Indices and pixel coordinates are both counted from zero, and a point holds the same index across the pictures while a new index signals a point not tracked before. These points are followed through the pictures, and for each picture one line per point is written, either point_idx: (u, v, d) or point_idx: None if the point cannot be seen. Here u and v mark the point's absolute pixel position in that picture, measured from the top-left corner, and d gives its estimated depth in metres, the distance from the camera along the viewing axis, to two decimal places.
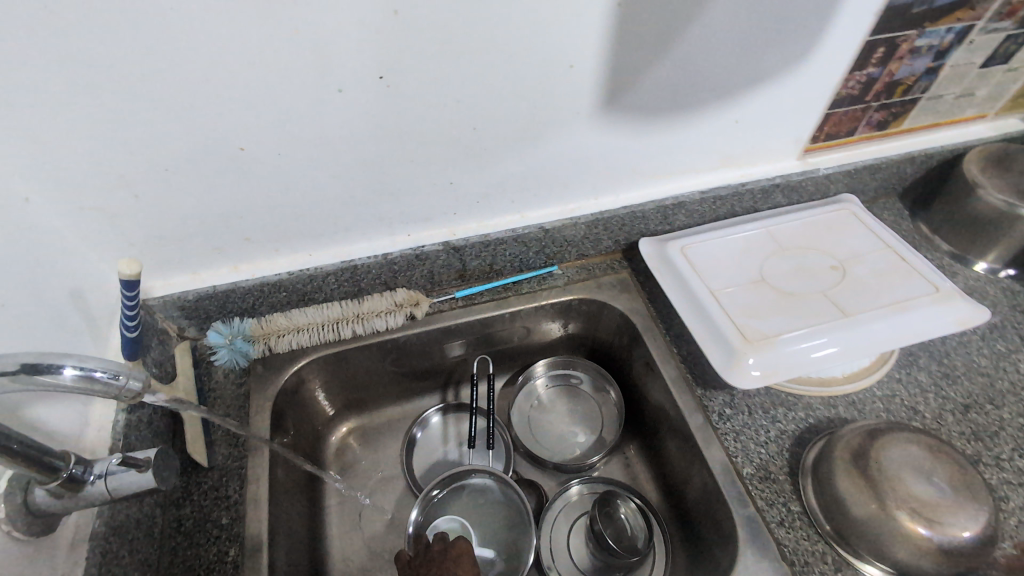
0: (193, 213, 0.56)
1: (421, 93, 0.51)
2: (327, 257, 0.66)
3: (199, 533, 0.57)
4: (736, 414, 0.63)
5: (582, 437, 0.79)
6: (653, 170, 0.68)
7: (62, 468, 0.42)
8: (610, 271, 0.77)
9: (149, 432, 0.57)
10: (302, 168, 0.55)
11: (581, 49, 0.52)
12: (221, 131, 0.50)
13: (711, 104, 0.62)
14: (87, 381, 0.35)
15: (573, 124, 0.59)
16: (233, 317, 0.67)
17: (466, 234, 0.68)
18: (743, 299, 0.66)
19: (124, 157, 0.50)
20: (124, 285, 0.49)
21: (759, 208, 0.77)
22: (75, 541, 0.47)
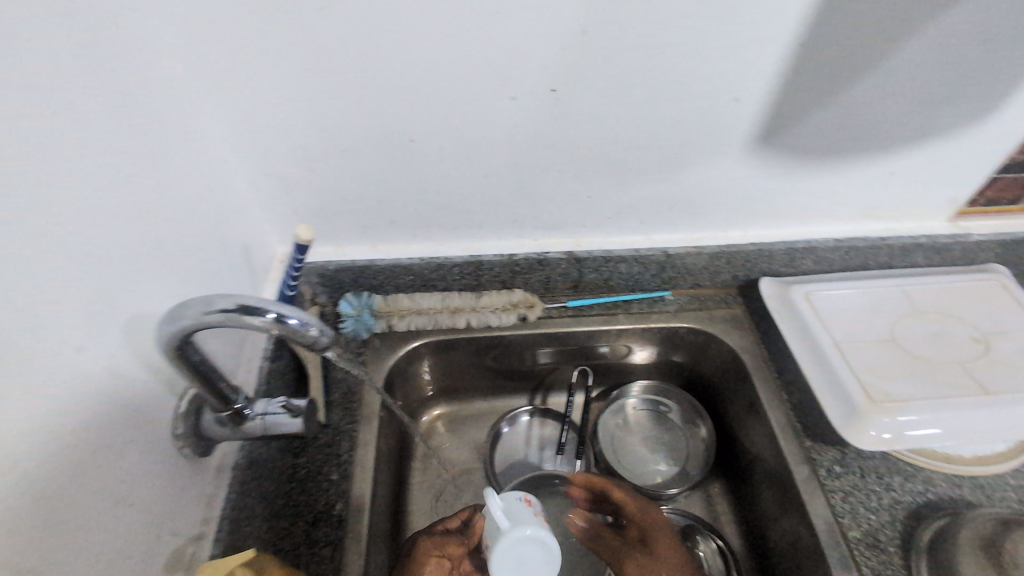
0: (355, 192, 0.62)
1: (586, 109, 0.54)
2: (458, 249, 0.70)
3: (311, 483, 0.62)
4: (846, 474, 0.61)
5: (664, 467, 0.77)
6: (790, 211, 0.67)
7: (235, 401, 0.47)
8: (724, 305, 0.76)
9: (281, 383, 0.63)
10: (459, 165, 0.59)
11: (750, 85, 0.53)
12: (399, 122, 0.55)
13: (869, 153, 0.60)
14: (282, 326, 0.38)
15: (723, 156, 0.59)
16: (363, 291, 0.72)
17: (590, 246, 0.70)
18: (871, 357, 0.63)
19: (312, 135, 0.56)
20: (297, 248, 0.54)
21: (894, 266, 0.74)
22: (221, 467, 0.53)
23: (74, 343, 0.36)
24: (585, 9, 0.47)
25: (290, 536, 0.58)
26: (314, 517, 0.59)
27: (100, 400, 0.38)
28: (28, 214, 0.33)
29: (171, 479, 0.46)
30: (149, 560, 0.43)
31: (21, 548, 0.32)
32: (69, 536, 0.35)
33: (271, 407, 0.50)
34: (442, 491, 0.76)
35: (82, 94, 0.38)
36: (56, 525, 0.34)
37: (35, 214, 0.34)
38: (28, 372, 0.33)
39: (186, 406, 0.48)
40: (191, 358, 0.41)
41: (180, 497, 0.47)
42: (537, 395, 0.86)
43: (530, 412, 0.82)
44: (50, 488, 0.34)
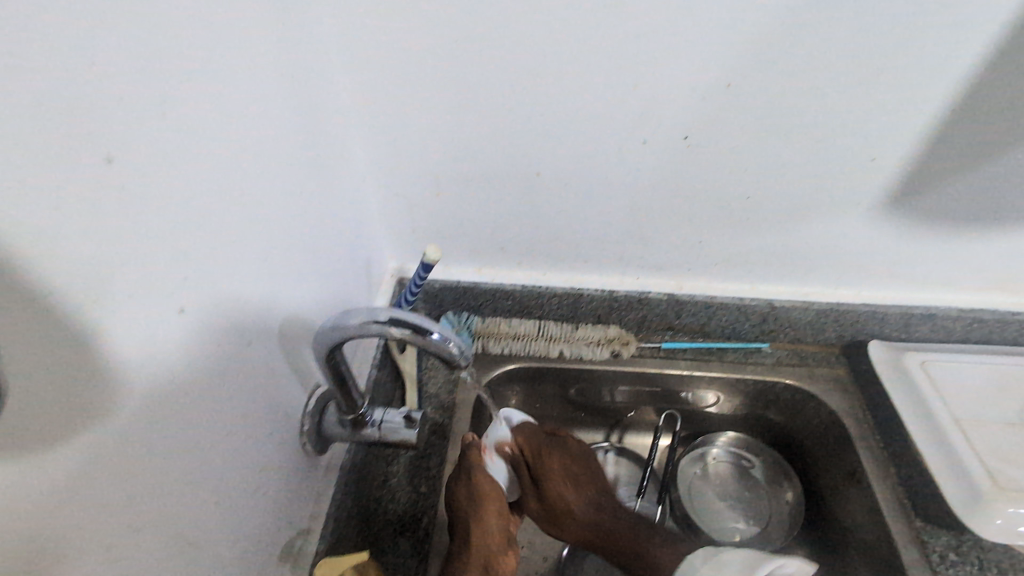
0: (473, 217, 0.65)
1: (715, 157, 0.55)
2: (560, 280, 0.71)
3: (400, 492, 0.63)
4: (963, 564, 0.56)
5: (744, 525, 0.73)
6: (911, 274, 0.65)
7: (359, 405, 0.50)
8: (825, 364, 0.74)
9: (382, 391, 0.66)
10: (578, 200, 0.61)
11: (890, 146, 0.52)
12: (529, 157, 0.58)
13: (1011, 225, 0.58)
14: (425, 341, 0.40)
15: (847, 214, 0.59)
16: (462, 311, 0.75)
17: (692, 290, 0.70)
18: (996, 438, 0.59)
19: (445, 162, 0.59)
20: (424, 266, 0.57)
21: (1020, 343, 0.69)
22: (330, 467, 0.56)
23: (243, 336, 0.40)
24: (731, 64, 0.48)
25: (379, 540, 0.60)
26: (401, 526, 0.61)
27: (252, 391, 0.42)
28: (230, 221, 0.37)
29: (293, 472, 0.49)
30: (269, 546, 0.46)
31: (182, 517, 0.35)
32: (215, 512, 0.38)
33: (389, 415, 0.53)
34: None
35: (276, 117, 0.43)
36: (208, 501, 0.38)
37: (233, 221, 0.38)
38: (210, 359, 0.37)
39: (314, 404, 0.52)
40: (336, 361, 0.44)
41: (298, 490, 0.50)
42: (614, 432, 0.83)
43: (606, 449, 0.79)
44: (208, 465, 0.37)
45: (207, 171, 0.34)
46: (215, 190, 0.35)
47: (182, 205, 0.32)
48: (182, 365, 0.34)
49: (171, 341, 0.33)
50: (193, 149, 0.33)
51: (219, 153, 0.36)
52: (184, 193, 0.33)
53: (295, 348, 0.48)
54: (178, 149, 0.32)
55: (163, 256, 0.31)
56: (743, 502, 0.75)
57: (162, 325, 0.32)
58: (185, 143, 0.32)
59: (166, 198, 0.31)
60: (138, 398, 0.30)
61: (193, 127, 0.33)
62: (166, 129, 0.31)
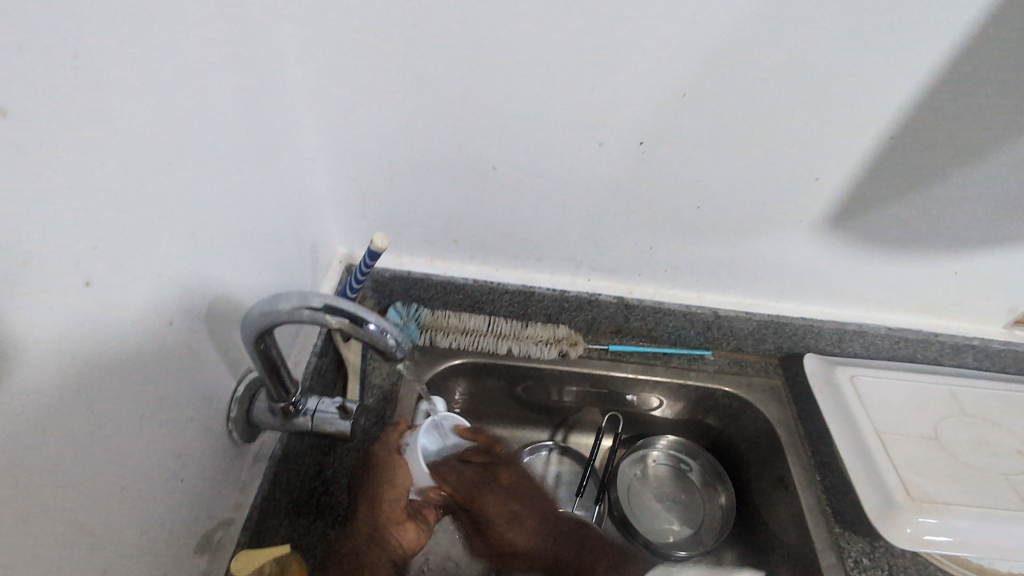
0: (426, 207, 0.64)
1: (670, 164, 0.56)
2: (512, 277, 0.71)
3: (335, 484, 0.62)
4: (874, 568, 0.59)
5: (677, 526, 0.75)
6: (846, 291, 0.68)
7: (292, 393, 0.48)
8: (763, 373, 0.76)
9: (320, 379, 0.64)
10: (534, 198, 0.61)
11: (833, 166, 0.54)
12: (487, 151, 0.57)
13: (940, 250, 0.61)
14: (361, 331, 0.38)
15: (790, 230, 0.61)
16: (411, 302, 0.74)
17: (641, 294, 0.71)
18: (911, 452, 0.62)
19: (398, 148, 0.58)
20: (371, 253, 0.55)
21: (942, 362, 0.73)
22: (260, 455, 0.54)
23: (164, 316, 0.38)
24: (687, 74, 0.48)
25: (310, 534, 0.59)
26: (334, 519, 0.60)
27: (172, 374, 0.40)
28: (153, 193, 0.35)
29: (216, 460, 0.47)
30: (184, 538, 0.44)
31: (81, 506, 0.33)
32: (122, 501, 0.36)
33: (324, 405, 0.51)
34: None
35: (213, 85, 0.40)
36: (113, 490, 0.35)
37: (157, 192, 0.36)
38: (123, 338, 0.34)
39: (243, 390, 0.50)
40: (266, 347, 0.42)
41: (222, 480, 0.48)
42: (559, 431, 0.84)
43: (549, 448, 0.80)
44: (114, 452, 0.35)
45: (126, 135, 0.32)
46: (136, 158, 0.33)
47: (96, 171, 0.30)
48: (87, 342, 0.32)
49: (76, 316, 0.30)
50: (110, 111, 0.31)
51: (142, 118, 0.33)
52: (98, 158, 0.30)
53: (224, 331, 0.46)
54: (92, 110, 0.29)
55: (69, 224, 0.29)
56: (678, 505, 0.77)
57: (64, 298, 0.30)
58: (100, 104, 0.30)
59: (74, 162, 0.29)
60: (31, 375, 0.28)
61: (111, 87, 0.30)
62: (79, 86, 0.28)
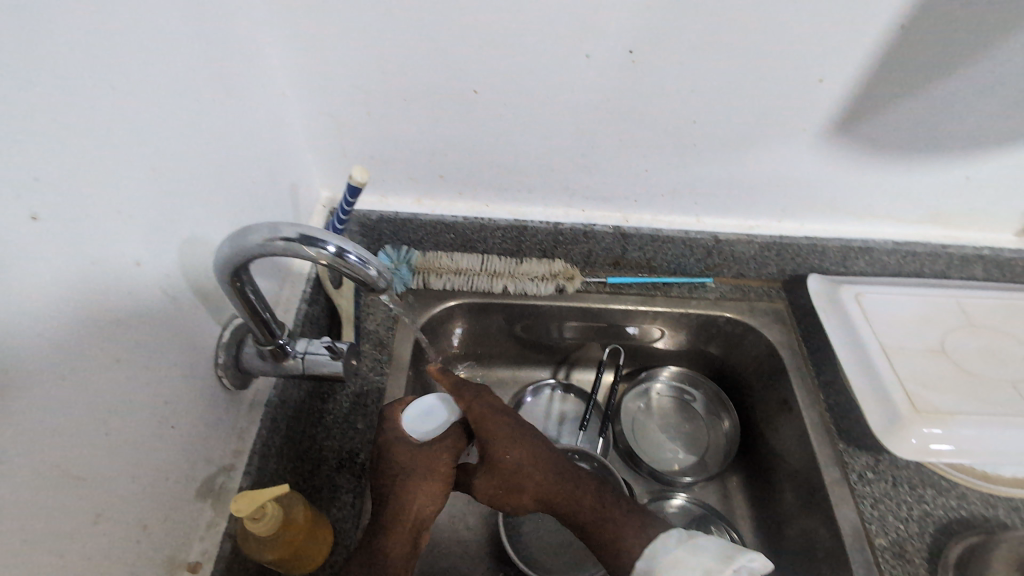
0: (409, 142, 0.61)
1: (664, 75, 0.52)
2: (503, 212, 0.68)
3: (336, 429, 0.62)
4: (878, 480, 0.59)
5: (683, 455, 0.77)
6: (852, 206, 0.65)
7: (279, 336, 0.46)
8: (767, 298, 0.75)
9: (313, 326, 0.62)
10: (520, 122, 0.58)
11: (838, 66, 0.50)
12: (466, 72, 0.53)
13: (952, 153, 0.57)
14: (343, 262, 0.36)
15: (792, 141, 0.57)
16: (402, 245, 0.72)
17: (639, 222, 0.68)
18: (917, 366, 0.61)
19: (371, 75, 0.54)
20: (351, 189, 0.52)
21: (950, 276, 0.71)
22: (255, 402, 0.53)
23: (130, 257, 0.36)
24: None
25: (315, 477, 0.59)
26: (338, 463, 0.60)
27: (147, 319, 0.38)
28: (100, 120, 0.32)
29: (210, 407, 0.46)
30: (182, 483, 0.43)
31: (61, 449, 0.32)
32: (109, 447, 0.35)
33: (314, 347, 0.49)
34: None
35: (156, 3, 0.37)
36: (96, 435, 0.34)
37: (101, 114, 0.33)
38: (86, 279, 0.33)
39: (229, 336, 0.48)
40: (244, 286, 0.40)
41: (218, 427, 0.48)
42: (561, 368, 0.85)
43: (553, 386, 0.81)
44: (93, 398, 0.34)
45: (57, 51, 0.29)
46: (72, 78, 0.30)
47: (24, 91, 0.27)
48: (38, 280, 0.29)
49: (24, 248, 0.28)
50: (32, 22, 0.28)
51: (73, 34, 0.30)
52: (23, 75, 0.27)
53: (202, 273, 0.44)
54: (9, 21, 0.26)
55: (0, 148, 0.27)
56: (683, 434, 0.78)
57: (6, 229, 0.28)
58: (19, 16, 0.27)
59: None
60: None
61: None
62: None
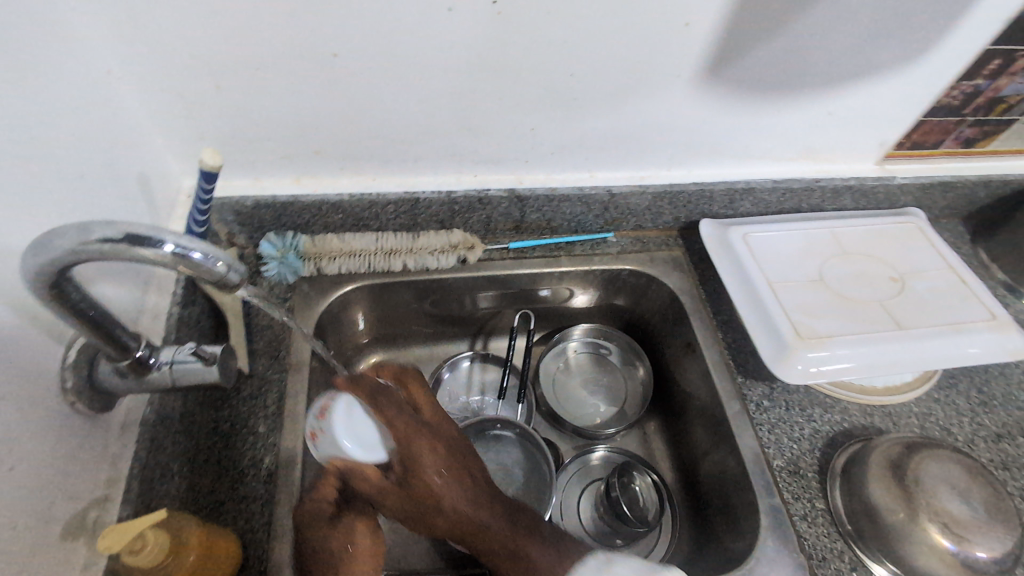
0: (272, 117, 0.55)
1: (530, 25, 0.50)
2: (391, 185, 0.65)
3: (236, 437, 0.58)
4: (773, 407, 0.64)
5: (603, 407, 0.79)
6: (731, 150, 0.67)
7: (134, 348, 0.41)
8: (665, 247, 0.77)
9: (195, 330, 0.57)
10: (391, 84, 0.53)
11: (702, 7, 0.50)
12: (322, 32, 0.48)
13: (814, 89, 0.60)
14: (185, 261, 0.33)
15: (669, 88, 0.57)
16: (287, 230, 0.67)
17: (532, 183, 0.67)
18: (799, 295, 0.65)
19: (211, 42, 0.48)
20: (203, 175, 0.47)
21: (824, 208, 0.76)
22: (126, 424, 0.48)
23: None
24: None
25: (217, 492, 0.55)
26: (241, 472, 0.56)
27: None
28: None
29: (64, 437, 0.41)
30: (41, 527, 0.38)
31: None
32: None
33: (181, 354, 0.44)
34: None
35: None
36: None
37: None
38: None
39: (76, 355, 0.43)
40: (73, 299, 0.35)
41: (78, 457, 0.42)
42: (478, 339, 0.84)
43: (471, 358, 0.81)
44: None
45: None
46: None
47: None
48: None
49: None
50: None
51: None
52: None
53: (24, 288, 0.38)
54: None
55: None
56: (602, 388, 0.80)
57: None
58: None
59: None
60: None
61: None
62: None
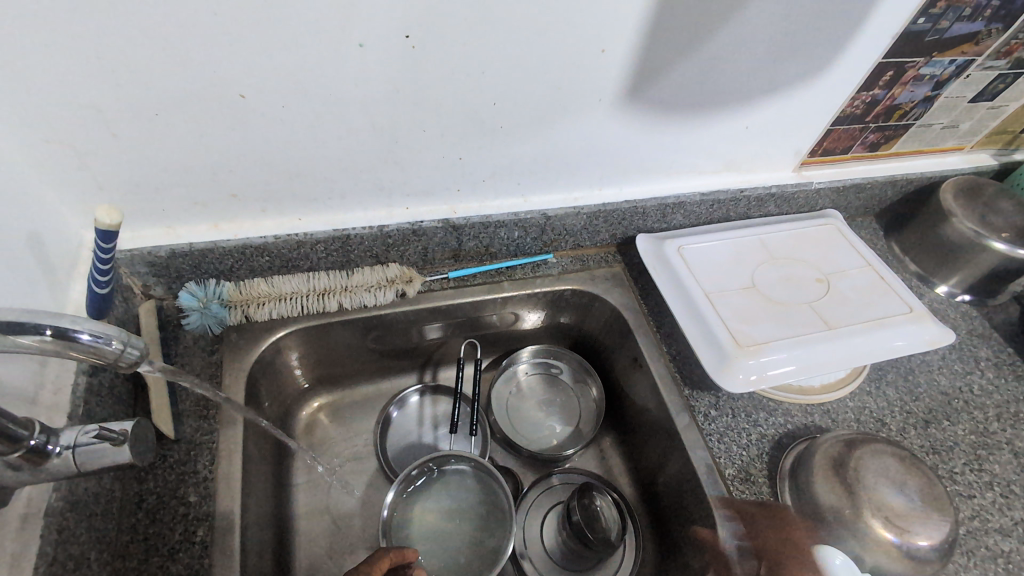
0: (178, 163, 0.52)
1: (445, 58, 0.49)
2: (319, 223, 0.62)
3: (163, 511, 0.53)
4: (720, 416, 0.65)
5: (558, 428, 0.78)
6: (658, 167, 0.68)
7: (26, 438, 0.37)
8: (605, 264, 0.77)
9: (109, 399, 0.52)
10: (307, 123, 0.51)
11: (615, 34, 0.51)
12: (225, 75, 0.46)
13: (729, 107, 0.62)
14: (68, 343, 0.30)
15: (593, 111, 0.58)
16: (208, 278, 0.62)
17: (467, 212, 0.66)
18: (735, 304, 0.67)
19: (100, 90, 0.44)
20: (100, 234, 0.43)
21: (750, 215, 0.79)
22: (28, 516, 0.42)
23: None
24: None
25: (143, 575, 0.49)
26: (170, 549, 0.51)
27: None
28: None
29: None
30: None
31: None
32: None
33: (84, 437, 0.40)
34: (328, 487, 0.70)
35: None
36: None
37: None
38: None
39: None
40: None
41: None
42: (426, 371, 0.81)
43: (420, 391, 0.78)
44: None
45: None
46: None
47: None
48: None
49: None
50: None
51: None
52: None
53: None
54: None
55: None
56: (555, 409, 0.80)
57: None
58: None
59: None
60: None
61: None
62: None
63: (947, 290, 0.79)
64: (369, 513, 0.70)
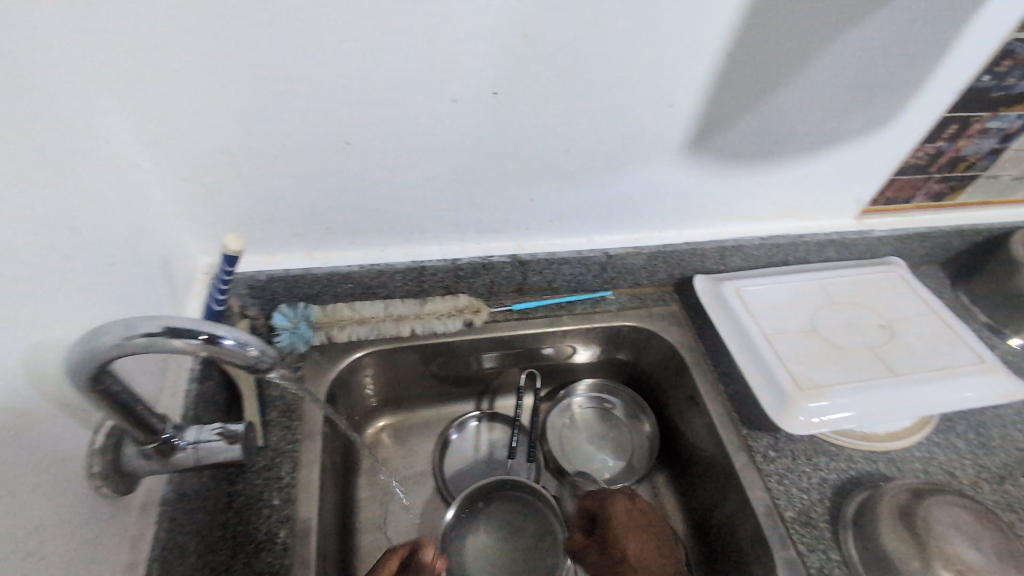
0: (287, 199, 0.59)
1: (526, 112, 0.54)
2: (399, 255, 0.68)
3: (250, 511, 0.57)
4: (779, 457, 0.65)
5: (611, 462, 0.79)
6: (718, 212, 0.71)
7: (161, 431, 0.43)
8: (662, 302, 0.80)
9: (212, 406, 0.58)
10: (399, 167, 0.58)
11: (683, 91, 0.55)
12: (336, 125, 0.53)
13: (790, 157, 0.65)
14: (216, 347, 0.35)
15: (658, 159, 0.62)
16: (298, 301, 0.69)
17: (533, 249, 0.71)
18: (795, 346, 0.67)
19: (234, 137, 0.52)
20: (226, 259, 0.50)
21: (810, 259, 0.80)
22: (146, 504, 0.48)
23: None
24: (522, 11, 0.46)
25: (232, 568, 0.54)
26: (255, 547, 0.55)
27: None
28: None
29: (90, 523, 0.41)
30: None
31: None
32: None
33: (205, 434, 0.46)
34: (390, 504, 0.74)
35: None
36: None
37: None
38: None
39: (103, 439, 0.43)
40: (109, 388, 0.37)
41: (100, 542, 0.43)
42: (483, 399, 0.85)
43: (478, 418, 0.82)
44: None
45: None
46: None
47: None
48: None
49: None
50: None
51: None
52: None
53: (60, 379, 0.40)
54: None
55: None
56: (609, 443, 0.81)
57: None
58: None
59: None
60: None
61: None
62: None
63: (1021, 343, 0.77)
64: (427, 532, 0.73)
